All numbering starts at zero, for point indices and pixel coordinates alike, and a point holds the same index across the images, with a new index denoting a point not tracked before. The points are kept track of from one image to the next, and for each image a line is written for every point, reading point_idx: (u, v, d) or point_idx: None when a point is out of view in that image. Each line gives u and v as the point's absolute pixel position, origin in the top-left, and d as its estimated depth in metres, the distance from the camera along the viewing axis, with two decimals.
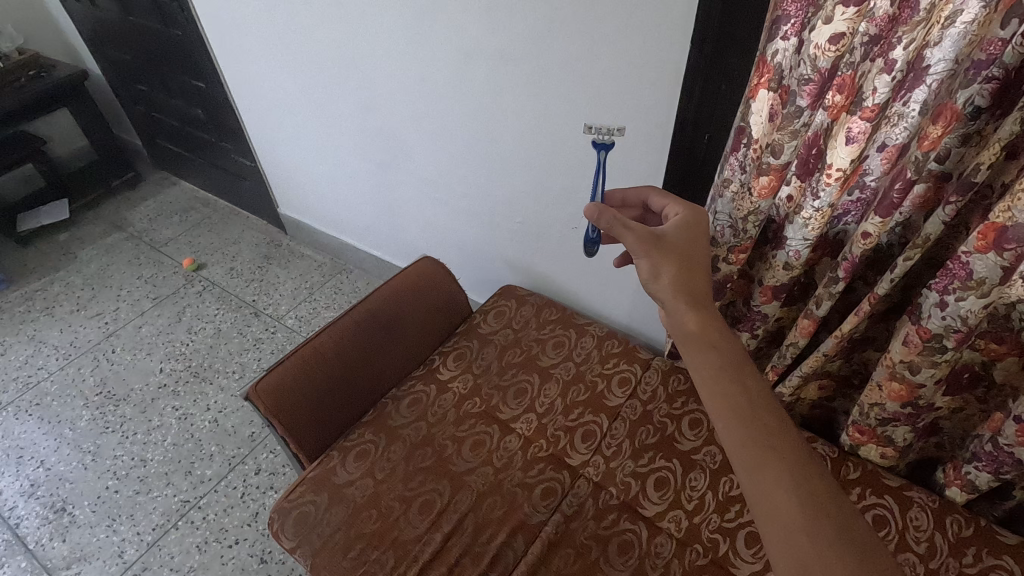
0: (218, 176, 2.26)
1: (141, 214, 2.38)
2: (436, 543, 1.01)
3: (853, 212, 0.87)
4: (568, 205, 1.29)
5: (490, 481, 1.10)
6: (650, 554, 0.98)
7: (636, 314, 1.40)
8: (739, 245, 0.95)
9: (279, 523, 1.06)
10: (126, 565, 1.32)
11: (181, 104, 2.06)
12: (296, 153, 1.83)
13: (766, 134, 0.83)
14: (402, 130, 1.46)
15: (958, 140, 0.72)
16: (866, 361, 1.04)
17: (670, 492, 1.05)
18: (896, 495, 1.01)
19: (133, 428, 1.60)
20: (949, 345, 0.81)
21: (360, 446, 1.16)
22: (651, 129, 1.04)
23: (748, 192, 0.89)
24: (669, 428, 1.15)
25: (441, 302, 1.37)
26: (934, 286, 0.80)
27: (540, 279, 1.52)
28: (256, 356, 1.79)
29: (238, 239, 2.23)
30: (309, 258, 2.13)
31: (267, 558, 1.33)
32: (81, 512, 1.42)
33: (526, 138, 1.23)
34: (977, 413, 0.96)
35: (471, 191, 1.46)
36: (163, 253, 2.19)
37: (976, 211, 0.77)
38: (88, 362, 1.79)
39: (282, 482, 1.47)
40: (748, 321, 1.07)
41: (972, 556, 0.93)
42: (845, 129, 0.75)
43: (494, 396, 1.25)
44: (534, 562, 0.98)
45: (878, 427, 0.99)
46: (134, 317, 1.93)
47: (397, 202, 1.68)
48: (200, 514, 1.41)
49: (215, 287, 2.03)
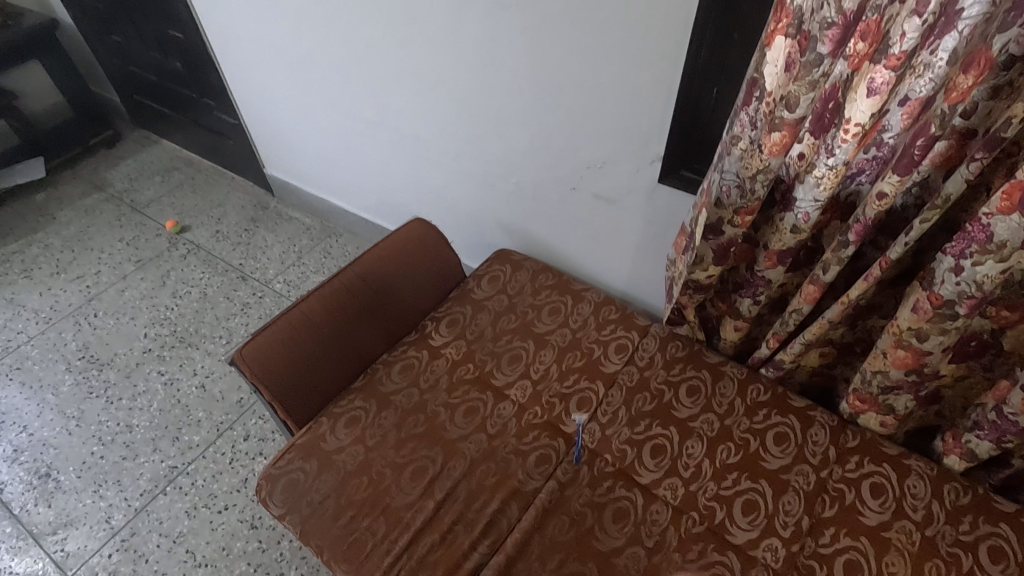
0: (200, 135, 2.17)
1: (121, 173, 2.29)
2: (428, 510, 1.00)
3: (867, 171, 0.83)
4: (566, 165, 1.23)
5: (483, 448, 1.08)
6: (646, 521, 0.96)
7: (634, 279, 1.36)
8: (746, 206, 0.91)
9: (268, 490, 1.04)
10: (114, 530, 1.31)
11: (159, 57, 1.95)
12: (281, 109, 1.75)
13: (781, 86, 0.76)
14: (391, 85, 1.39)
15: (987, 93, 0.68)
16: (870, 328, 1.02)
17: (666, 459, 1.04)
18: (894, 463, 0.99)
19: (118, 394, 1.56)
20: (961, 312, 0.79)
21: (351, 412, 1.13)
22: (656, 83, 0.98)
23: (758, 149, 0.84)
24: (667, 395, 1.12)
25: (433, 266, 1.33)
26: (949, 250, 0.76)
27: (536, 243, 1.47)
28: (243, 321, 1.74)
29: (223, 201, 2.16)
30: (297, 220, 2.07)
31: (258, 524, 1.32)
32: (66, 478, 1.39)
33: (523, 92, 1.17)
34: (982, 381, 0.94)
35: (465, 150, 1.39)
36: (145, 214, 2.11)
37: (999, 170, 0.73)
38: (70, 326, 1.74)
39: (272, 448, 1.45)
40: (751, 287, 1.04)
41: (969, 524, 0.92)
42: (867, 79, 0.70)
43: (487, 362, 1.21)
44: (528, 528, 0.97)
45: (880, 396, 0.98)
46: (117, 281, 1.87)
47: (387, 162, 1.61)
48: (188, 480, 1.39)
49: (200, 250, 1.97)
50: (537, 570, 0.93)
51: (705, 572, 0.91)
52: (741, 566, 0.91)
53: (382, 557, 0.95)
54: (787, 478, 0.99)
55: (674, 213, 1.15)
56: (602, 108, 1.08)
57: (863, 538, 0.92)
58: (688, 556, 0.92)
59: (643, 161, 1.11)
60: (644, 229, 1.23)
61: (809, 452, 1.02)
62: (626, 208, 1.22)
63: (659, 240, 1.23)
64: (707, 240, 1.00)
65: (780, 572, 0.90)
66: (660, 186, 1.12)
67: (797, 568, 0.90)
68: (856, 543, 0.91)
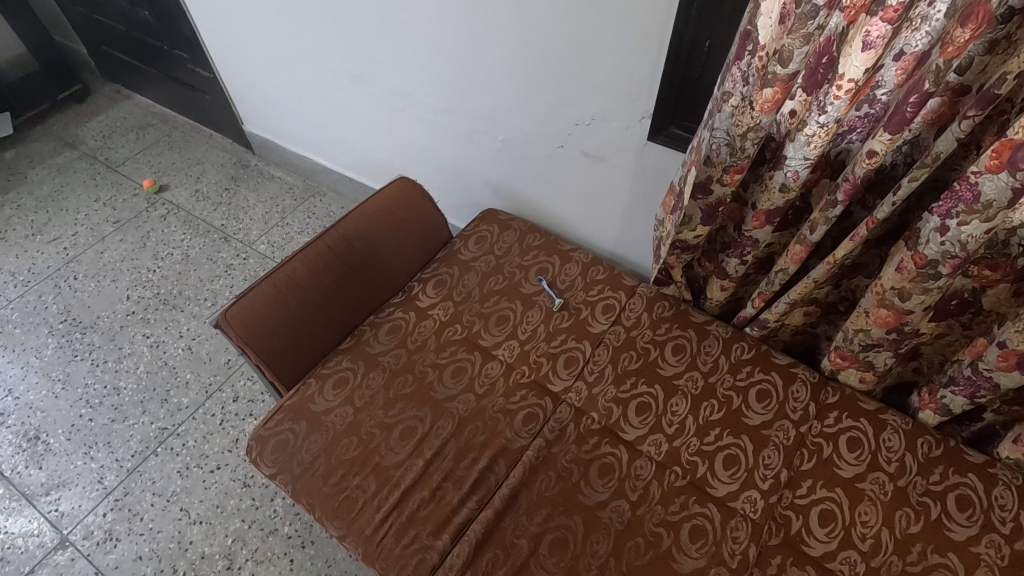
0: (174, 90, 2.08)
1: (93, 130, 2.20)
2: (417, 468, 1.01)
3: (859, 129, 0.82)
4: (554, 122, 1.20)
5: (472, 407, 1.09)
6: (630, 476, 0.99)
7: (623, 239, 1.36)
8: (736, 165, 0.89)
9: (258, 450, 1.05)
10: (107, 490, 1.32)
11: (125, 6, 1.85)
12: (258, 62, 1.68)
13: (775, 39, 0.74)
14: (372, 37, 1.33)
15: (983, 47, 0.66)
16: (855, 287, 1.03)
17: (651, 416, 1.06)
18: (871, 419, 1.02)
19: (103, 356, 1.55)
20: (944, 272, 0.79)
21: (339, 373, 1.14)
22: (646, 36, 0.95)
23: (749, 106, 0.82)
24: (653, 354, 1.14)
25: (419, 227, 1.31)
26: (936, 210, 0.76)
27: (524, 202, 1.45)
28: (228, 283, 1.72)
29: (202, 159, 2.09)
30: (279, 179, 2.02)
31: (250, 483, 1.34)
32: (56, 440, 1.40)
33: (508, 45, 1.12)
34: (960, 338, 0.95)
35: (450, 106, 1.35)
36: (121, 173, 2.05)
37: (991, 128, 0.72)
38: (50, 288, 1.71)
39: (262, 409, 1.46)
40: (739, 247, 1.04)
41: (939, 474, 0.95)
42: (863, 32, 0.67)
43: (475, 322, 1.22)
44: (516, 484, 0.99)
45: (861, 353, 0.99)
46: (95, 243, 1.83)
47: (370, 118, 1.56)
48: (179, 441, 1.40)
49: (181, 211, 1.92)
50: (524, 523, 0.95)
51: (686, 523, 0.94)
52: (721, 517, 0.94)
53: (373, 514, 0.97)
54: (768, 433, 1.02)
55: (663, 171, 1.14)
56: (591, 62, 1.05)
57: (838, 489, 0.95)
58: (671, 509, 0.95)
59: (632, 118, 1.08)
60: (633, 188, 1.21)
61: (790, 408, 1.04)
62: (615, 167, 1.20)
63: (647, 200, 1.22)
64: (696, 199, 0.99)
65: (758, 522, 0.94)
66: (650, 144, 1.10)
67: (774, 518, 0.94)
68: (831, 494, 0.95)
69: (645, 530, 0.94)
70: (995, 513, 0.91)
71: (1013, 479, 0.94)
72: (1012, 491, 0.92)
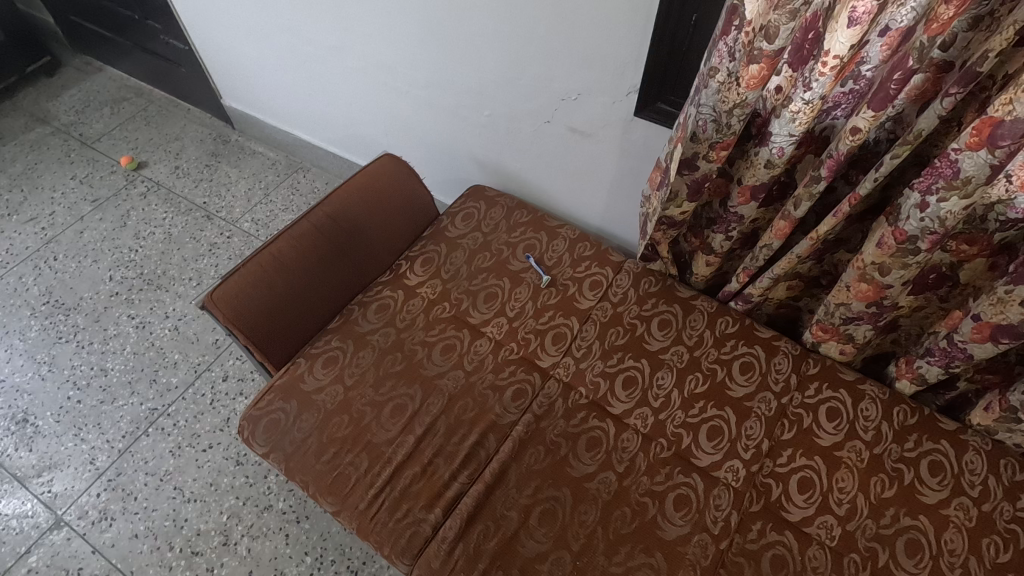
0: (148, 62, 2.01)
1: (66, 105, 2.13)
2: (408, 445, 1.03)
3: (843, 105, 0.82)
4: (540, 96, 1.19)
5: (461, 384, 1.10)
6: (617, 449, 1.02)
7: (610, 215, 1.36)
8: (721, 141, 0.89)
9: (250, 430, 1.06)
10: (100, 471, 1.33)
11: None
12: (234, 32, 1.62)
13: (762, 14, 0.73)
14: (352, 7, 1.29)
15: (967, 24, 0.66)
16: (837, 262, 1.05)
17: (637, 390, 1.08)
18: (850, 389, 1.05)
19: (89, 338, 1.54)
20: (923, 247, 0.81)
21: (328, 352, 1.14)
22: (633, 8, 0.93)
23: (735, 82, 0.81)
24: (639, 329, 1.15)
25: (405, 204, 1.30)
26: (917, 186, 0.77)
27: (510, 178, 1.45)
28: (213, 262, 1.70)
29: (181, 134, 2.04)
30: (261, 155, 1.98)
31: (243, 461, 1.35)
32: (44, 423, 1.39)
33: (493, 18, 1.10)
34: (937, 311, 0.98)
35: (434, 79, 1.33)
36: (97, 149, 1.99)
37: (972, 104, 0.73)
38: (30, 269, 1.68)
39: (252, 388, 1.46)
40: (724, 222, 1.05)
41: (913, 442, 0.99)
42: (848, 8, 0.67)
43: (463, 300, 1.22)
44: (505, 459, 1.01)
45: (841, 326, 1.02)
46: (73, 222, 1.79)
47: (352, 92, 1.53)
48: (170, 421, 1.40)
49: (161, 188, 1.88)
50: (514, 496, 0.98)
51: (671, 492, 0.97)
52: (704, 486, 0.97)
53: (366, 490, 0.99)
54: (750, 405, 1.05)
55: (649, 147, 1.13)
56: (577, 35, 1.03)
57: (817, 457, 0.99)
58: (656, 479, 0.98)
59: (619, 92, 1.07)
60: (620, 164, 1.21)
61: (772, 380, 1.07)
62: (601, 142, 1.19)
63: (634, 175, 1.22)
64: (682, 175, 0.99)
65: (740, 490, 0.97)
66: (636, 119, 1.10)
67: (755, 486, 0.97)
68: (810, 462, 0.98)
69: (631, 500, 0.96)
70: (965, 477, 0.95)
71: (984, 445, 0.97)
72: (982, 456, 0.96)
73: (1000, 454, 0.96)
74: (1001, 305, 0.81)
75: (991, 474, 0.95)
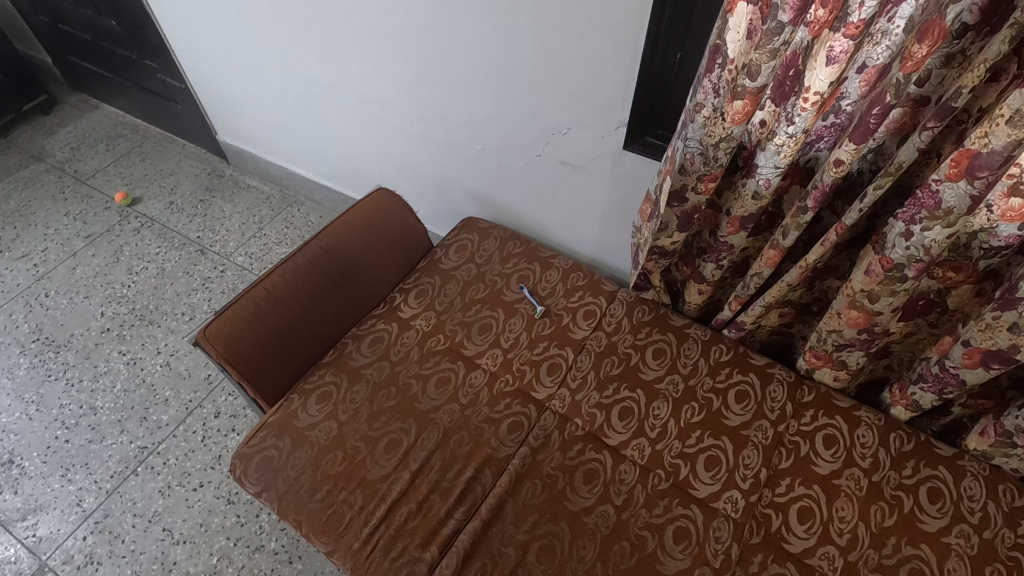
0: (144, 99, 2.04)
1: (61, 142, 2.15)
2: (403, 481, 1.02)
3: (826, 138, 0.84)
4: (531, 131, 1.21)
5: (456, 417, 1.10)
6: (615, 481, 1.01)
7: (602, 245, 1.37)
8: (709, 173, 0.91)
9: (242, 468, 1.04)
10: (86, 513, 1.30)
11: (90, 15, 1.81)
12: (230, 71, 1.65)
13: (743, 53, 0.76)
14: (347, 46, 1.32)
15: (940, 61, 0.69)
16: (827, 289, 1.06)
17: (634, 421, 1.07)
18: (846, 416, 1.05)
19: (78, 375, 1.52)
20: (909, 275, 0.82)
21: (322, 388, 1.13)
22: (619, 47, 0.96)
23: (720, 117, 0.83)
24: (634, 358, 1.15)
25: (399, 237, 1.31)
26: (901, 216, 0.79)
27: (503, 210, 1.46)
28: (205, 297, 1.69)
29: (175, 170, 2.06)
30: (255, 189, 1.99)
31: (234, 500, 1.32)
32: (31, 464, 1.37)
33: (483, 56, 1.13)
34: (928, 336, 0.99)
35: (427, 114, 1.35)
36: (92, 186, 2.00)
37: (950, 137, 0.75)
38: (20, 306, 1.66)
39: (244, 424, 1.44)
40: (714, 252, 1.06)
41: (911, 468, 0.98)
42: (827, 47, 0.70)
43: (458, 332, 1.22)
44: (501, 494, 1.00)
45: (834, 353, 1.02)
46: (66, 258, 1.79)
47: (346, 127, 1.56)
48: (160, 459, 1.38)
49: (155, 223, 1.89)
50: (511, 532, 0.96)
51: (670, 525, 0.96)
52: (704, 518, 0.96)
53: (360, 528, 0.97)
54: (746, 433, 1.04)
55: (639, 179, 1.16)
56: (565, 71, 1.06)
57: (816, 486, 0.98)
58: (655, 512, 0.97)
59: (608, 127, 1.10)
60: (611, 195, 1.23)
61: (768, 408, 1.07)
62: (592, 174, 1.21)
63: (625, 207, 1.23)
64: (671, 207, 1.00)
65: (740, 521, 0.96)
66: (625, 152, 1.12)
67: (755, 517, 0.96)
68: (809, 491, 0.98)
69: (630, 534, 0.95)
70: (964, 503, 0.94)
71: (981, 470, 0.97)
72: (980, 482, 0.96)
73: (998, 479, 0.96)
74: (989, 330, 0.82)
75: (990, 501, 0.94)
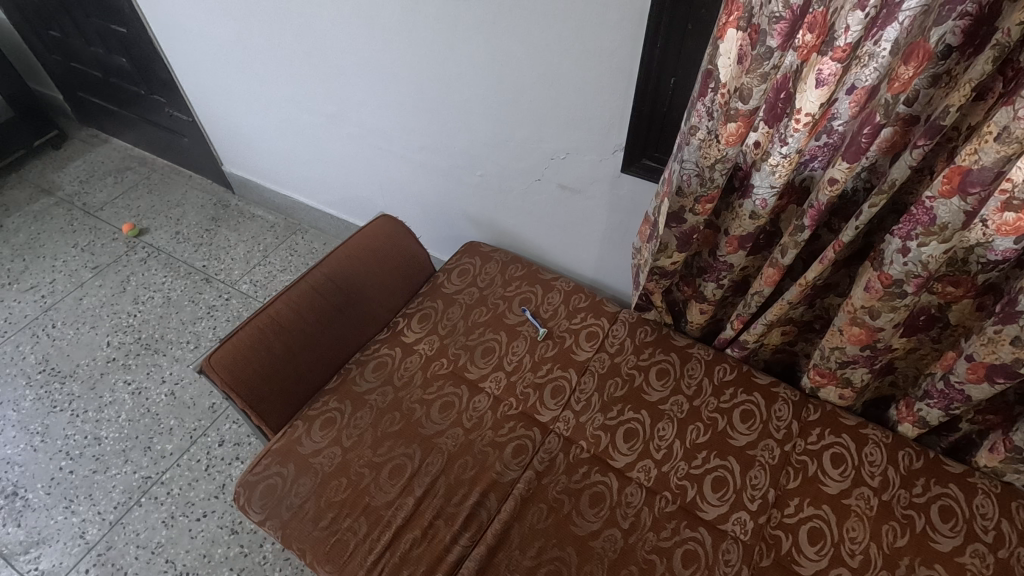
0: (152, 133, 2.09)
1: (71, 176, 2.19)
2: (408, 507, 1.01)
3: (819, 157, 0.86)
4: (530, 156, 1.23)
5: (460, 442, 1.09)
6: (621, 504, 1.00)
7: (603, 266, 1.38)
8: (706, 195, 0.93)
9: (246, 496, 1.04)
10: (90, 545, 1.29)
11: (101, 53, 1.86)
12: (236, 104, 1.70)
13: (734, 77, 0.78)
14: (349, 77, 1.36)
15: (927, 81, 0.71)
16: (828, 306, 1.06)
17: (639, 442, 1.07)
18: (852, 434, 1.04)
19: (83, 406, 1.52)
20: (908, 291, 0.82)
21: (326, 414, 1.13)
22: (614, 74, 0.99)
23: (715, 139, 0.85)
24: (638, 379, 1.15)
25: (401, 262, 1.32)
26: (897, 232, 0.79)
27: (504, 234, 1.48)
28: (210, 325, 1.71)
29: (182, 201, 2.09)
30: (260, 218, 2.02)
31: (238, 529, 1.31)
32: (34, 495, 1.36)
33: (482, 84, 1.16)
34: (930, 352, 0.99)
35: (428, 142, 1.38)
36: (99, 218, 2.03)
37: (941, 154, 0.77)
38: (27, 338, 1.68)
39: (248, 452, 1.44)
40: (714, 272, 1.07)
41: (921, 486, 0.97)
42: (815, 71, 0.71)
43: (461, 355, 1.22)
44: (507, 519, 0.99)
45: (838, 370, 1.02)
46: (73, 289, 1.81)
47: (348, 156, 1.59)
48: (164, 489, 1.37)
49: (161, 253, 1.92)
50: (517, 558, 0.95)
51: (678, 548, 0.94)
52: (712, 540, 0.95)
53: (365, 556, 0.96)
54: (753, 453, 1.04)
55: (637, 200, 1.17)
56: (562, 98, 1.08)
57: (825, 506, 0.97)
58: (662, 535, 0.96)
59: (606, 151, 1.12)
60: (610, 218, 1.25)
61: (773, 427, 1.06)
62: (591, 198, 1.23)
63: (624, 229, 1.25)
64: (670, 227, 1.01)
65: (749, 543, 0.94)
66: (623, 175, 1.14)
67: (764, 539, 0.95)
68: (819, 511, 0.96)
69: (638, 558, 0.94)
70: (977, 521, 0.93)
71: (992, 488, 0.96)
72: (992, 499, 0.95)
73: (1010, 497, 0.95)
74: (992, 345, 0.82)
75: (1004, 519, 0.93)
